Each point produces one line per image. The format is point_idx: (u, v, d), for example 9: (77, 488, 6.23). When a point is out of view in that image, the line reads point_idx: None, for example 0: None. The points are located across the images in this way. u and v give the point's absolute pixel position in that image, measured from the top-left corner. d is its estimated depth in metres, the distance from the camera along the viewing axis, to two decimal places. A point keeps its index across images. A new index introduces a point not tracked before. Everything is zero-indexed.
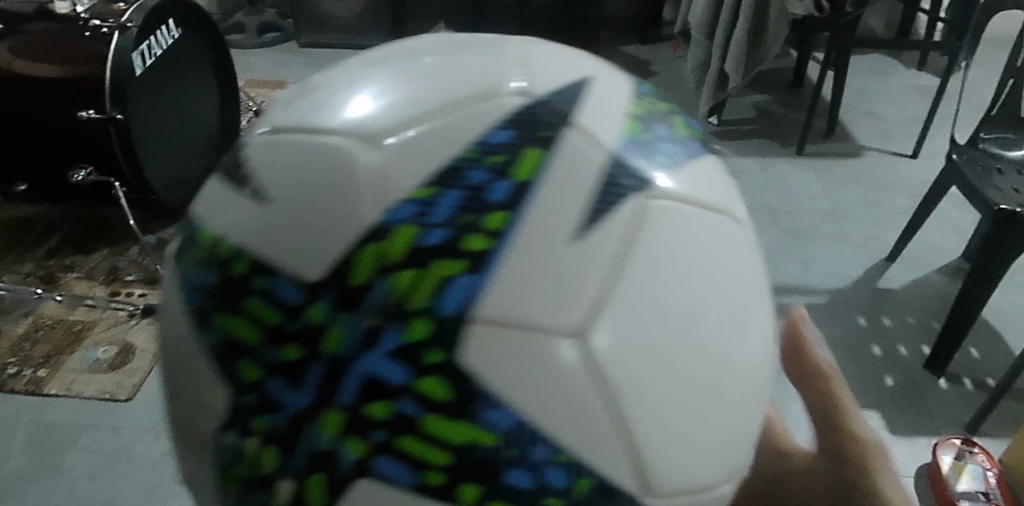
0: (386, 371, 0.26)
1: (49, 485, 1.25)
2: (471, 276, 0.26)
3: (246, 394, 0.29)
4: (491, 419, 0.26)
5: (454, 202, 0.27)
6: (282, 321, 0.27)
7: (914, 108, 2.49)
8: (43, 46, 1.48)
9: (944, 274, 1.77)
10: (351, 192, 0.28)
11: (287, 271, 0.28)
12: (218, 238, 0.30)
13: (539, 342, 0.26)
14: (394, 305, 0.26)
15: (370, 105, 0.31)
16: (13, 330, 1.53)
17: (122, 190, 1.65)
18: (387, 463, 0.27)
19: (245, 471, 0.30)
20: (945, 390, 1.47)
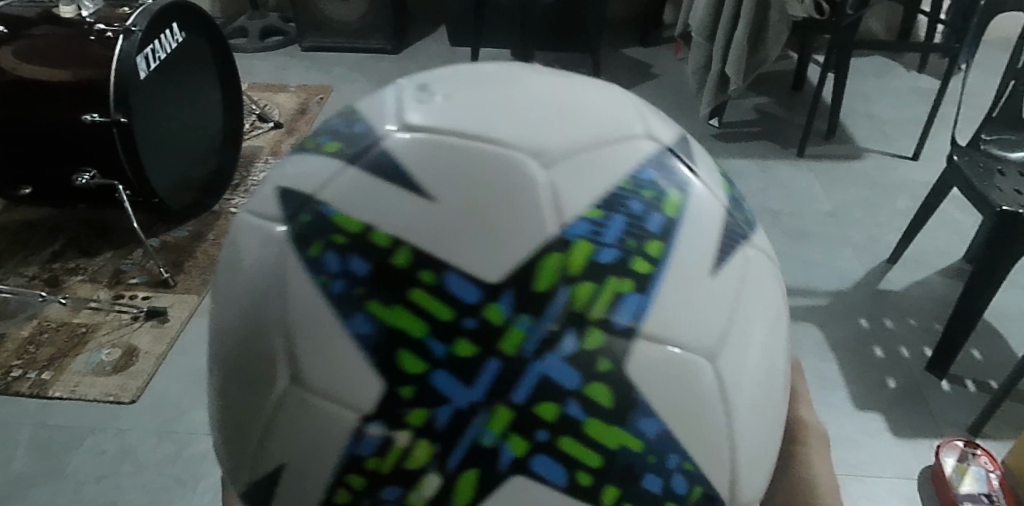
0: (563, 376, 0.30)
1: (54, 488, 1.26)
2: (638, 296, 0.31)
3: (404, 385, 0.30)
4: (640, 427, 0.31)
5: (619, 228, 0.32)
6: (461, 320, 0.30)
7: (915, 110, 2.49)
8: (47, 50, 1.50)
9: (945, 275, 1.77)
10: (529, 204, 0.31)
11: (461, 271, 0.30)
12: (371, 229, 0.31)
13: (688, 360, 0.32)
14: (575, 316, 0.30)
15: (529, 124, 0.34)
16: (18, 333, 1.54)
17: (125, 193, 1.66)
18: (543, 460, 0.30)
19: (383, 464, 0.31)
20: (948, 391, 1.47)
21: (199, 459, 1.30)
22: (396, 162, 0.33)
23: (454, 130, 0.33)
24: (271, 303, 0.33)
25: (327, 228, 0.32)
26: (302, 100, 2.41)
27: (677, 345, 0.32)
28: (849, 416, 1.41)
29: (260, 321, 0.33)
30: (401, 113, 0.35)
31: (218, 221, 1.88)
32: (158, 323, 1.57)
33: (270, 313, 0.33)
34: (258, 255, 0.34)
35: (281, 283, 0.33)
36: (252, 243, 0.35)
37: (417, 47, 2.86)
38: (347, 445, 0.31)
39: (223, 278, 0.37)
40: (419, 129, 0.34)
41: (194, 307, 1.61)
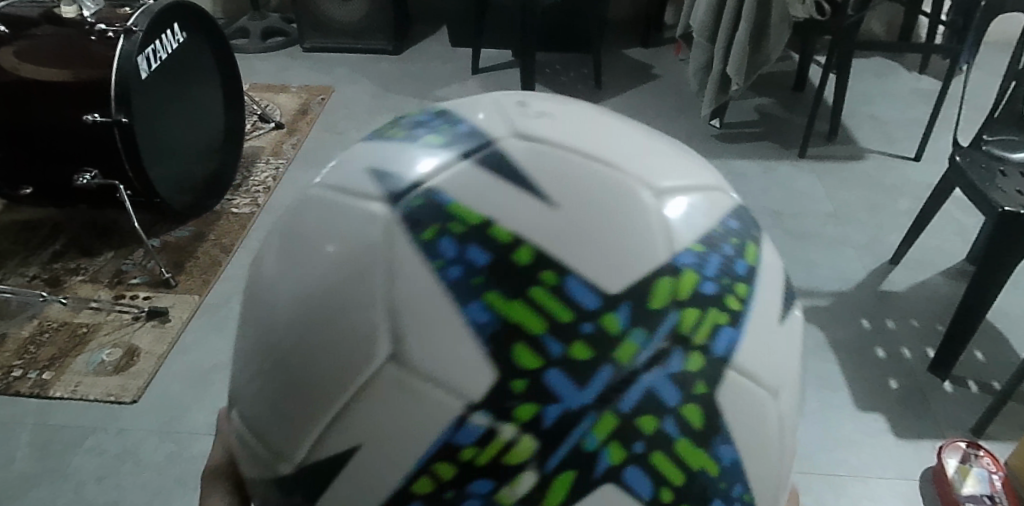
0: (667, 393, 0.29)
1: (55, 488, 1.26)
2: (730, 330, 0.31)
3: (518, 377, 0.28)
4: (718, 453, 0.30)
5: (721, 256, 0.32)
6: (577, 322, 0.28)
7: (916, 111, 2.49)
8: (49, 50, 1.50)
9: (948, 276, 1.77)
10: (642, 218, 0.30)
11: (579, 272, 0.29)
12: (483, 216, 0.29)
13: (762, 395, 0.32)
14: (683, 338, 0.29)
15: (633, 143, 0.33)
16: (19, 333, 1.54)
17: (126, 193, 1.65)
18: (636, 473, 0.29)
19: (479, 456, 0.28)
20: (950, 392, 1.47)
21: (199, 459, 1.30)
22: (507, 156, 0.31)
23: (564, 137, 0.32)
24: (367, 278, 0.29)
25: (443, 216, 0.29)
26: (303, 101, 2.41)
27: (757, 381, 0.31)
28: (851, 416, 1.41)
29: (347, 292, 0.29)
30: (498, 116, 0.34)
31: (219, 221, 1.88)
32: (160, 323, 1.57)
33: (365, 289, 0.29)
34: (350, 224, 0.30)
35: (380, 258, 0.29)
36: (338, 212, 0.31)
37: (418, 48, 2.86)
38: (441, 433, 0.28)
39: (289, 241, 0.32)
40: (524, 130, 0.32)
41: (195, 307, 1.61)
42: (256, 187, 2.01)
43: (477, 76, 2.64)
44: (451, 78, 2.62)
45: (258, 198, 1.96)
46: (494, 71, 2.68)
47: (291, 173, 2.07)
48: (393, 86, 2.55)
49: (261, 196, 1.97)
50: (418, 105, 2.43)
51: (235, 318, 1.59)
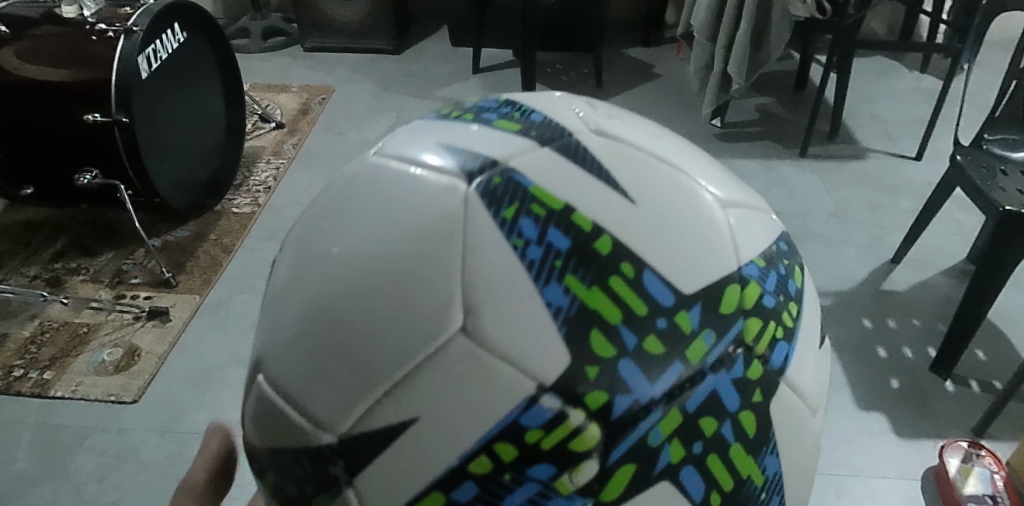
0: (727, 398, 0.34)
1: (55, 488, 1.26)
2: (785, 347, 0.37)
3: (592, 363, 0.31)
4: (762, 461, 0.36)
5: (773, 282, 0.37)
6: (655, 317, 0.33)
7: (917, 110, 2.49)
8: (50, 50, 1.50)
9: (949, 275, 1.76)
10: (710, 237, 0.36)
11: (656, 274, 0.33)
12: (579, 215, 0.33)
13: (801, 408, 0.38)
14: (744, 346, 0.35)
15: (700, 176, 0.39)
16: (20, 332, 1.54)
17: (127, 193, 1.65)
18: (692, 472, 0.33)
19: (543, 441, 0.31)
20: (952, 391, 1.47)
21: None
22: (595, 164, 0.35)
23: (643, 156, 0.37)
24: (438, 253, 0.32)
25: (523, 196, 0.33)
26: (304, 101, 2.41)
27: (800, 396, 0.38)
28: (852, 416, 1.41)
29: (421, 264, 0.32)
30: (574, 125, 0.38)
31: (220, 221, 1.88)
32: (160, 323, 1.57)
33: (438, 261, 0.32)
34: (424, 205, 0.34)
35: (453, 238, 0.33)
36: (412, 192, 0.35)
37: (419, 47, 2.85)
38: (508, 414, 0.31)
39: (354, 212, 0.36)
40: (608, 144, 0.37)
41: (195, 307, 1.61)
42: (257, 186, 2.01)
43: (478, 76, 2.64)
44: (452, 78, 2.62)
45: (259, 198, 1.96)
46: (494, 70, 2.68)
47: (292, 173, 2.07)
48: (394, 86, 2.55)
49: (262, 196, 1.97)
50: (418, 104, 2.43)
51: (235, 318, 1.59)
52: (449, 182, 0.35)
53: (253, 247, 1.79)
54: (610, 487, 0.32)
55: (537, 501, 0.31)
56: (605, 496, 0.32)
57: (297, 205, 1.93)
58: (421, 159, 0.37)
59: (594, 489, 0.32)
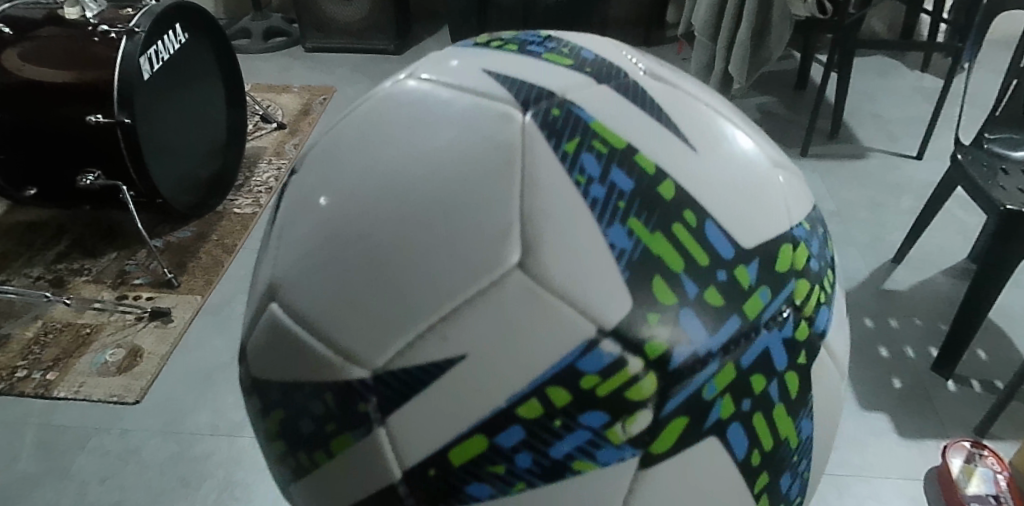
0: (775, 356, 0.36)
1: (58, 489, 1.26)
2: (826, 313, 0.39)
3: (654, 309, 0.32)
4: (799, 423, 0.38)
5: (814, 249, 0.40)
6: (715, 269, 0.34)
7: (918, 109, 2.49)
8: (52, 52, 1.51)
9: (951, 275, 1.76)
10: (762, 198, 0.37)
11: (716, 227, 0.35)
12: (643, 161, 0.34)
13: (833, 375, 0.40)
14: (794, 308, 0.37)
15: (746, 137, 0.40)
16: (23, 333, 1.54)
17: (130, 194, 1.66)
18: (738, 429, 0.35)
19: (600, 388, 0.32)
20: (954, 391, 1.47)
21: (203, 460, 1.30)
22: (655, 119, 0.37)
23: (697, 118, 0.39)
24: (495, 186, 0.33)
25: (584, 131, 0.34)
26: (305, 101, 2.41)
27: (833, 362, 0.40)
28: (853, 416, 1.41)
29: (473, 196, 0.33)
30: (630, 76, 0.40)
31: (221, 221, 1.88)
32: (162, 324, 1.57)
33: (495, 192, 0.33)
34: (483, 137, 0.34)
35: (513, 171, 0.33)
36: (467, 127, 0.35)
37: (420, 47, 2.85)
38: (565, 358, 0.31)
39: (402, 144, 0.36)
40: (664, 101, 0.38)
41: (197, 307, 1.61)
42: (258, 187, 2.01)
43: None
44: None
45: (261, 198, 1.96)
46: None
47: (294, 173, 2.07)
48: None
49: (263, 197, 1.97)
50: None
51: (238, 318, 1.59)
52: (505, 118, 0.35)
53: (255, 247, 1.79)
54: (660, 439, 0.33)
55: (586, 449, 0.32)
56: (652, 449, 0.33)
57: None
58: (479, 90, 0.37)
59: (644, 441, 0.33)
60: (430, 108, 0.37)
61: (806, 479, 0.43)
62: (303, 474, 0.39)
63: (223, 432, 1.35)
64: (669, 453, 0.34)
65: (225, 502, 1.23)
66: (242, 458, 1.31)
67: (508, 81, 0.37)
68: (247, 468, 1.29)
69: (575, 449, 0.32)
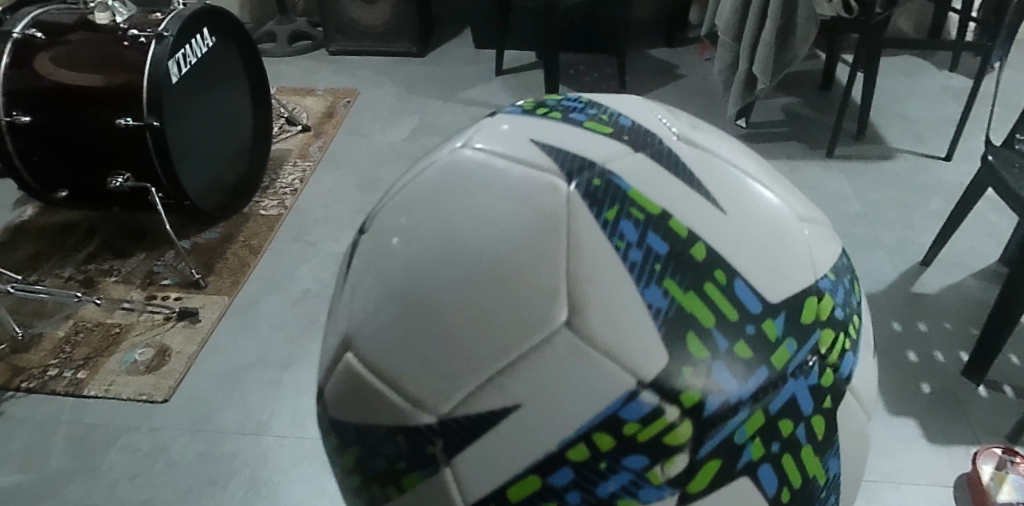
0: (803, 401, 0.36)
1: (89, 486, 1.28)
2: (851, 359, 0.39)
3: (688, 362, 0.33)
4: (828, 464, 0.39)
5: (843, 296, 0.40)
6: (745, 324, 0.35)
7: (946, 110, 2.45)
8: (83, 57, 1.54)
9: (981, 278, 1.73)
10: (791, 253, 0.38)
11: (744, 283, 0.35)
12: (673, 225, 0.35)
13: (862, 414, 0.41)
14: (820, 357, 0.37)
15: (776, 193, 0.41)
16: (55, 332, 1.57)
17: (158, 196, 1.68)
18: (768, 469, 0.35)
19: (640, 434, 0.33)
20: (985, 397, 1.44)
21: (230, 458, 1.32)
22: (688, 183, 0.38)
23: (728, 178, 0.39)
24: (543, 249, 0.34)
25: (622, 199, 0.36)
26: (330, 104, 2.43)
27: (862, 404, 0.41)
28: (881, 421, 1.39)
29: (523, 260, 0.34)
30: (667, 145, 0.40)
31: (248, 223, 1.90)
32: (190, 324, 1.60)
33: (544, 258, 0.34)
34: (529, 203, 0.36)
35: (558, 236, 0.35)
36: (516, 194, 0.37)
37: (442, 50, 2.87)
38: (607, 407, 0.32)
39: (456, 207, 0.37)
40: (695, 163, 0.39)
41: (224, 308, 1.63)
42: (284, 188, 2.03)
43: (501, 77, 2.64)
44: (474, 80, 2.63)
45: (286, 200, 1.98)
46: (518, 72, 2.68)
47: (318, 175, 2.09)
48: (418, 88, 2.56)
49: (289, 198, 1.99)
50: (441, 107, 2.44)
51: (263, 319, 1.61)
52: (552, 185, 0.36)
53: (281, 248, 1.81)
54: (696, 479, 0.34)
55: (629, 490, 0.33)
56: (691, 488, 0.34)
57: (323, 207, 1.96)
58: (526, 160, 0.38)
59: (682, 481, 0.34)
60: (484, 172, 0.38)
61: None
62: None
63: (249, 431, 1.37)
64: (705, 492, 0.34)
65: (252, 500, 1.25)
66: (268, 457, 1.32)
67: (552, 150, 0.39)
68: (273, 467, 1.30)
69: (619, 488, 0.33)
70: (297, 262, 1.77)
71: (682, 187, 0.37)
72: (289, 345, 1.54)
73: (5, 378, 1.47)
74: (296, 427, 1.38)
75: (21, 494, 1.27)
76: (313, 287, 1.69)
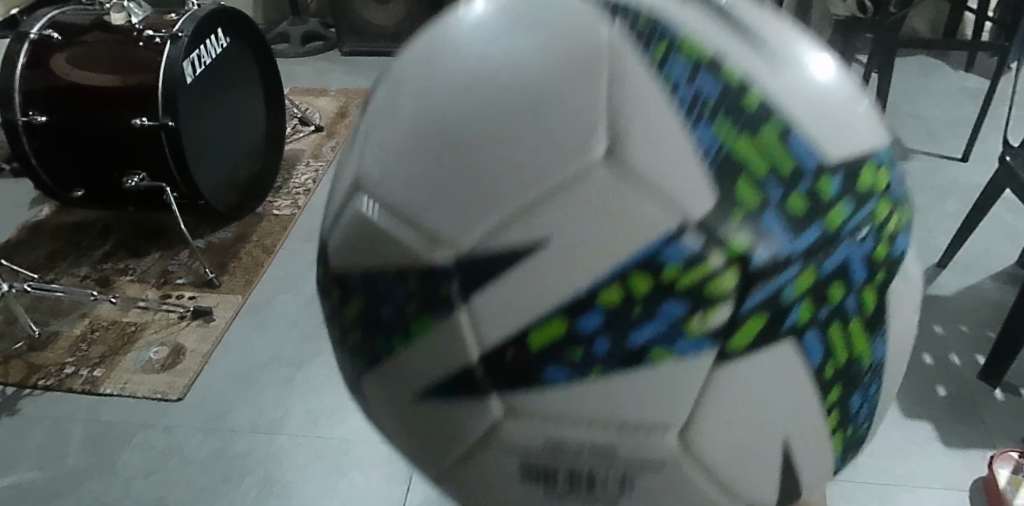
0: (859, 271, 0.31)
1: (105, 483, 1.29)
2: (904, 240, 0.34)
3: (738, 208, 0.27)
4: (873, 344, 0.34)
5: (898, 175, 0.35)
6: (801, 172, 0.29)
7: (962, 110, 2.42)
8: (99, 57, 1.55)
9: (998, 280, 1.71)
10: (848, 117, 0.32)
11: (799, 130, 0.30)
12: (723, 64, 0.30)
13: (908, 303, 0.36)
14: (880, 224, 0.31)
15: (827, 58, 0.35)
16: (71, 331, 1.59)
17: (173, 196, 1.69)
18: (814, 338, 0.30)
19: (681, 280, 0.27)
20: (1002, 401, 1.42)
21: (244, 457, 1.33)
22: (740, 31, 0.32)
23: (776, 30, 0.34)
24: (582, 82, 0.29)
25: (672, 36, 0.30)
26: (342, 104, 2.44)
27: (909, 289, 0.36)
28: (897, 424, 1.37)
29: (564, 85, 0.29)
30: None
31: (261, 223, 1.91)
32: (204, 322, 1.60)
33: (582, 92, 0.28)
34: (568, 39, 0.30)
35: (598, 72, 0.29)
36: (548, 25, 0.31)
37: None
38: (651, 244, 0.27)
39: (481, 40, 0.32)
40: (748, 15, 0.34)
41: (238, 306, 1.64)
42: (298, 188, 2.05)
43: None
44: None
45: (299, 200, 1.99)
46: None
47: (331, 175, 2.10)
48: None
49: (302, 198, 2.00)
50: None
51: (277, 318, 1.62)
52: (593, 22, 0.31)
53: (294, 248, 1.82)
54: (738, 338, 0.29)
55: (662, 345, 0.28)
56: (729, 348, 0.29)
57: None
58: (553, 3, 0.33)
59: (722, 336, 0.28)
60: (509, 10, 0.33)
61: (873, 412, 0.38)
62: (371, 365, 0.34)
63: (263, 430, 1.38)
64: (745, 355, 0.29)
65: (266, 499, 1.26)
66: (281, 456, 1.33)
67: None
68: (287, 466, 1.31)
69: (654, 341, 0.28)
70: (311, 262, 1.78)
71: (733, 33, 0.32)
72: (302, 345, 1.55)
73: (22, 376, 1.48)
74: (309, 426, 1.38)
75: (38, 491, 1.28)
76: None
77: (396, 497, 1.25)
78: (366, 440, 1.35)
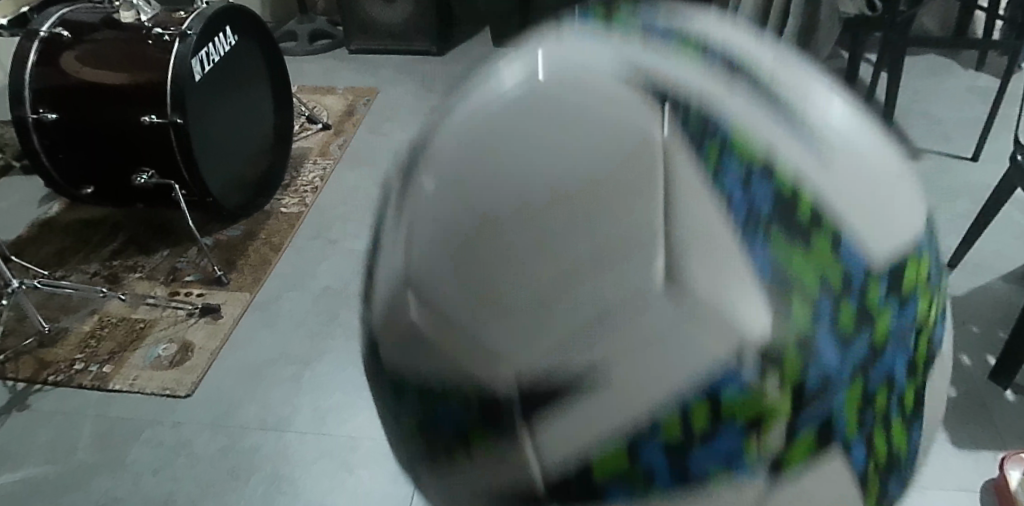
0: (902, 375, 0.27)
1: (113, 478, 1.30)
2: (937, 325, 0.31)
3: (788, 333, 0.23)
4: (915, 438, 0.31)
5: (932, 248, 0.31)
6: (858, 282, 0.25)
7: (972, 109, 2.41)
8: (109, 55, 1.56)
9: (1009, 281, 1.70)
10: (906, 200, 0.28)
11: (855, 231, 0.25)
12: (770, 150, 0.25)
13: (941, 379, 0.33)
14: (920, 318, 0.28)
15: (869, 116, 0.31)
16: (81, 327, 1.59)
17: (181, 193, 1.70)
18: (863, 453, 0.27)
19: (740, 414, 0.23)
20: (1013, 402, 1.41)
21: (251, 453, 1.33)
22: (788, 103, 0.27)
23: (823, 88, 0.29)
24: (619, 180, 0.24)
25: (720, 117, 0.25)
26: (350, 102, 2.45)
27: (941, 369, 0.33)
28: None
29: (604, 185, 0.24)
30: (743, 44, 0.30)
31: (269, 221, 1.92)
32: (212, 320, 1.61)
33: (628, 192, 0.24)
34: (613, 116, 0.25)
35: (648, 167, 0.24)
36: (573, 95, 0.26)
37: (462, 48, 2.87)
38: (709, 377, 0.23)
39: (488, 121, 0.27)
40: (794, 74, 0.29)
41: (246, 304, 1.65)
42: (305, 186, 2.05)
43: None
44: None
45: (307, 198, 2.00)
46: None
47: (339, 173, 2.10)
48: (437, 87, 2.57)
49: (309, 196, 2.01)
50: None
51: (285, 315, 1.62)
52: (622, 88, 0.26)
53: (302, 246, 1.83)
54: (792, 467, 0.25)
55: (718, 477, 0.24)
56: (784, 477, 0.25)
57: (343, 205, 1.97)
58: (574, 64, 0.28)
59: (774, 469, 0.25)
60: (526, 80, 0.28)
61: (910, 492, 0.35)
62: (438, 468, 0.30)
63: (270, 427, 1.38)
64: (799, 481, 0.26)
65: (274, 496, 1.27)
66: (289, 453, 1.33)
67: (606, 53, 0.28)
68: (294, 463, 1.32)
69: (708, 474, 0.24)
70: (319, 260, 1.78)
71: (779, 104, 0.27)
72: (310, 342, 1.56)
73: (33, 372, 1.49)
74: (316, 423, 1.38)
75: (48, 486, 1.28)
76: (334, 284, 1.71)
77: (403, 495, 1.26)
78: (373, 438, 1.36)
